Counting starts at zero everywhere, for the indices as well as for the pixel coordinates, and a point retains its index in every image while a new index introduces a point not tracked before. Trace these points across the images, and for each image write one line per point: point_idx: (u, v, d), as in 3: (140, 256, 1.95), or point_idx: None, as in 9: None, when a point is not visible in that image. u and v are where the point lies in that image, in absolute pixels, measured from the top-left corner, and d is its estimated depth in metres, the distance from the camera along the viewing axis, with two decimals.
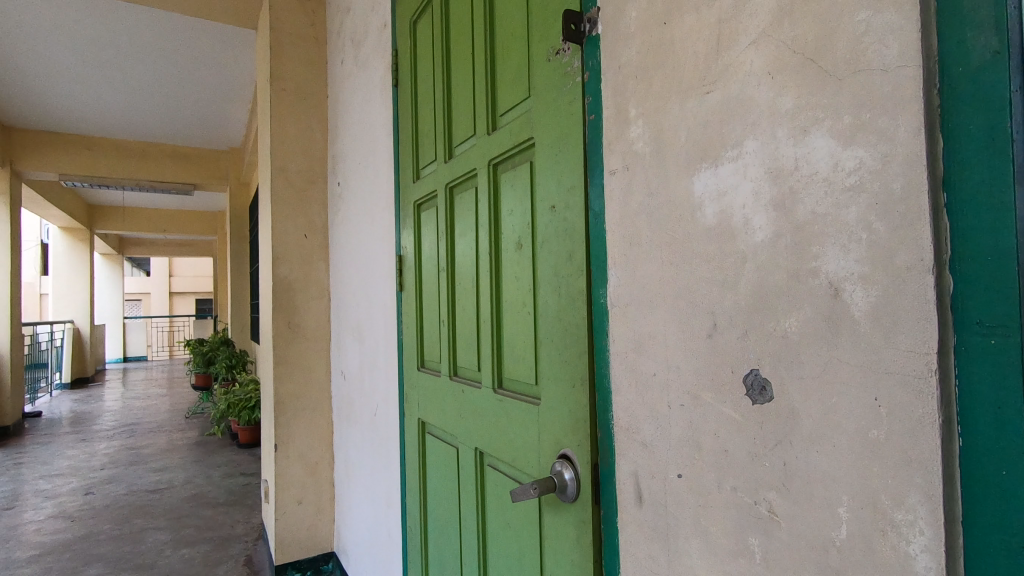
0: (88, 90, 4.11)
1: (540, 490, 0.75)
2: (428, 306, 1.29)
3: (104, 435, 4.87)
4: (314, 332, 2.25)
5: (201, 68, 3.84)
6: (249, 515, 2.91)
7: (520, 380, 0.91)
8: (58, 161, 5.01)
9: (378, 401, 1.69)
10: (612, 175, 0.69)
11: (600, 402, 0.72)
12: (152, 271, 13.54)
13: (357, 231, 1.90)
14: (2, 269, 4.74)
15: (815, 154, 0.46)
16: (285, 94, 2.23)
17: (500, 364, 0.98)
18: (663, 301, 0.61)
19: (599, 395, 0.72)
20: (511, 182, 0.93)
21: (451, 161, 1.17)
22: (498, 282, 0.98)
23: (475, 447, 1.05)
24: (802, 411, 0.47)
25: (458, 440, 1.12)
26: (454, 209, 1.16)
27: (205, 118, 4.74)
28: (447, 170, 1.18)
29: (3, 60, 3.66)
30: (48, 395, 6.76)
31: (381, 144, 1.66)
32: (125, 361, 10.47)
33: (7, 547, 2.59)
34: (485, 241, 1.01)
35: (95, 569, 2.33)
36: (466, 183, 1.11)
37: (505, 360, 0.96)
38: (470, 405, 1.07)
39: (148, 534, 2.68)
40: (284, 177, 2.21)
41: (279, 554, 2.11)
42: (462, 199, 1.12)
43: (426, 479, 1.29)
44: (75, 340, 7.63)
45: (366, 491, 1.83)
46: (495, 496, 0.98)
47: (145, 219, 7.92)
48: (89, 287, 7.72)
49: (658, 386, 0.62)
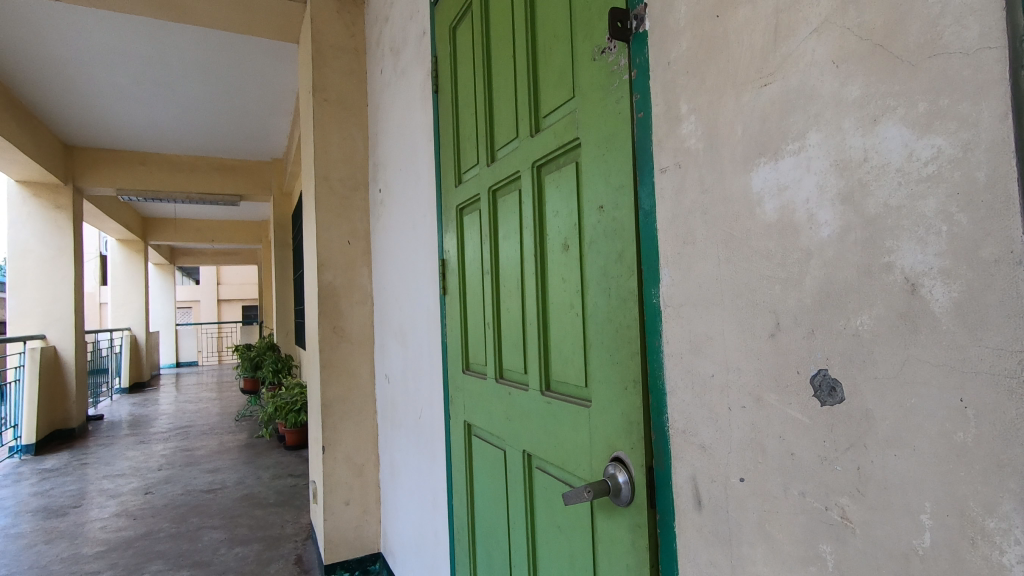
0: (142, 109, 4.32)
1: (593, 493, 0.74)
2: (472, 308, 1.30)
3: (161, 438, 5.10)
4: (358, 336, 2.30)
5: (244, 82, 3.98)
6: (299, 515, 2.98)
7: (569, 381, 0.90)
8: (117, 177, 5.29)
9: (423, 403, 1.71)
10: (663, 173, 0.68)
11: (654, 404, 0.70)
12: (202, 279, 14.15)
13: (399, 236, 1.94)
14: (67, 280, 5.02)
15: (886, 144, 0.44)
16: (327, 104, 2.29)
17: (547, 366, 0.98)
18: (720, 300, 0.60)
19: (652, 396, 0.71)
20: (557, 182, 0.92)
21: (493, 164, 1.17)
22: (545, 284, 0.97)
23: (524, 450, 1.04)
24: (877, 414, 0.45)
25: (506, 442, 1.12)
26: (497, 212, 1.17)
27: (249, 131, 4.91)
28: (490, 174, 1.19)
29: (65, 83, 3.88)
30: (110, 398, 7.13)
31: (422, 149, 1.68)
32: (178, 366, 10.94)
33: (75, 543, 2.73)
34: (530, 242, 1.01)
35: (157, 565, 2.44)
36: (509, 185, 1.11)
37: (553, 362, 0.96)
38: (517, 408, 1.07)
39: (204, 533, 2.78)
40: (328, 185, 2.27)
41: (328, 553, 2.16)
42: (505, 201, 1.12)
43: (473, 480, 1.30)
44: (133, 347, 8.01)
45: (411, 492, 1.85)
46: (545, 499, 0.97)
47: (195, 230, 8.27)
48: (144, 295, 8.10)
49: (717, 387, 0.61)
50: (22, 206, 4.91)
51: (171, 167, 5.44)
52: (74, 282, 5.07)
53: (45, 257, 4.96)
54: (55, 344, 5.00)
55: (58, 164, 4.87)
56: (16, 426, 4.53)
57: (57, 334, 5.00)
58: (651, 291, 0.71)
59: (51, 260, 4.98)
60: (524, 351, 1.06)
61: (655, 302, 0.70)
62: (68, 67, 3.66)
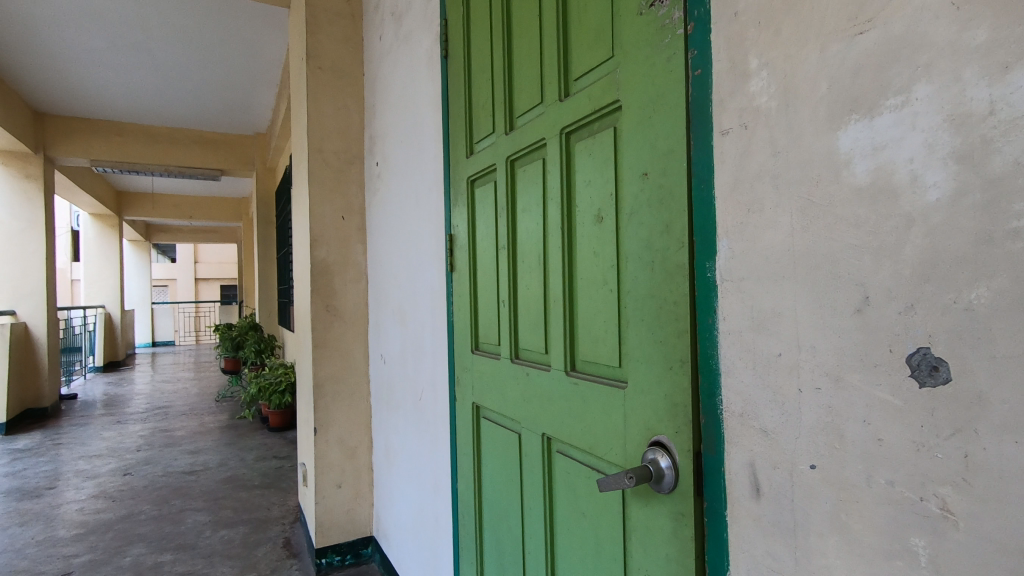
0: (118, 74, 4.12)
1: (635, 480, 0.69)
2: (486, 285, 1.23)
3: (138, 418, 4.96)
4: (352, 315, 2.22)
5: (229, 49, 3.81)
6: (285, 498, 2.92)
7: (600, 361, 0.85)
8: (90, 147, 5.06)
9: (424, 384, 1.65)
10: (724, 135, 0.63)
11: (705, 386, 0.66)
12: (179, 258, 13.81)
13: (398, 212, 1.87)
14: (37, 254, 4.82)
15: (1019, 95, 0.39)
16: (321, 72, 2.18)
17: (573, 345, 0.92)
18: (793, 272, 0.55)
19: (702, 377, 0.66)
20: (590, 151, 0.87)
21: (513, 132, 1.11)
22: (573, 259, 0.92)
23: (543, 433, 1.00)
24: (994, 396, 0.40)
25: (521, 425, 1.08)
26: (517, 184, 1.10)
27: (232, 102, 4.73)
28: (508, 142, 1.12)
29: (35, 44, 3.67)
30: (82, 378, 6.91)
31: (427, 118, 1.60)
32: (154, 346, 10.69)
33: (51, 525, 2.63)
34: (556, 214, 0.95)
35: (138, 548, 2.36)
36: (532, 155, 1.04)
37: (579, 340, 0.91)
38: (536, 389, 1.02)
39: (187, 515, 2.70)
40: (322, 158, 2.18)
41: (319, 537, 2.11)
42: (525, 171, 1.06)
43: (483, 463, 1.25)
44: (107, 325, 7.78)
45: (409, 475, 1.80)
46: (567, 483, 0.93)
47: (173, 205, 8.02)
48: (119, 272, 7.86)
49: (784, 367, 0.56)
50: None
51: (149, 138, 5.22)
52: (45, 256, 4.87)
53: (15, 230, 4.75)
54: (26, 320, 4.82)
55: (27, 132, 4.64)
56: None
57: (27, 310, 4.82)
58: (704, 262, 0.66)
59: (22, 232, 4.78)
60: (545, 330, 1.01)
61: (710, 277, 0.65)
62: (40, 27, 3.45)
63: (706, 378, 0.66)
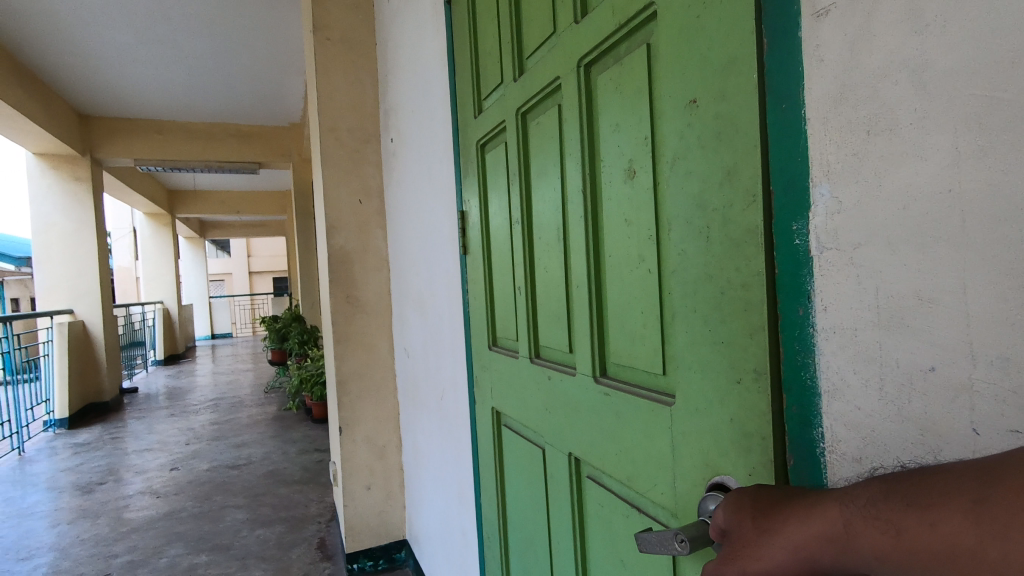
0: (150, 71, 4.11)
1: (693, 544, 0.47)
2: (501, 268, 1.03)
3: (192, 410, 5.08)
4: (375, 306, 2.07)
5: (252, 37, 3.72)
6: (323, 494, 2.85)
7: (637, 366, 0.64)
8: (133, 146, 5.15)
9: (446, 382, 1.47)
10: (820, 19, 0.41)
11: (794, 409, 0.44)
12: (234, 252, 14.29)
13: (413, 191, 1.69)
14: (90, 253, 4.96)
15: None
16: (331, 44, 2.01)
17: (603, 343, 0.71)
18: (959, 228, 0.32)
19: (790, 398, 0.44)
20: (615, 83, 0.64)
21: (523, 78, 0.89)
22: (599, 231, 0.70)
23: (569, 453, 0.79)
24: None
25: (545, 439, 0.88)
26: (530, 142, 0.89)
27: (263, 92, 4.67)
28: (519, 91, 0.91)
29: (68, 46, 3.68)
30: (145, 371, 7.21)
31: (436, 79, 1.40)
32: (213, 338, 11.11)
33: (98, 523, 2.65)
34: (576, 174, 0.74)
35: (176, 548, 2.32)
36: (545, 102, 0.83)
37: (611, 337, 0.69)
38: (560, 397, 0.81)
39: (226, 513, 2.67)
40: (335, 138, 2.02)
41: (350, 541, 2.00)
42: (539, 123, 0.85)
43: (506, 478, 1.06)
44: (166, 320, 8.08)
45: (436, 480, 1.64)
46: (601, 521, 0.73)
47: (221, 201, 8.20)
48: (174, 269, 8.12)
49: (939, 389, 0.34)
50: (42, 178, 4.83)
51: (188, 135, 5.27)
52: (98, 255, 5.01)
53: (69, 231, 4.90)
54: (84, 318, 4.99)
55: (72, 135, 4.74)
56: (48, 401, 4.54)
57: (84, 308, 4.99)
58: (790, 223, 0.43)
59: (75, 233, 4.92)
60: (568, 323, 0.80)
61: (800, 248, 0.43)
62: (69, 28, 3.45)
63: (795, 398, 0.44)
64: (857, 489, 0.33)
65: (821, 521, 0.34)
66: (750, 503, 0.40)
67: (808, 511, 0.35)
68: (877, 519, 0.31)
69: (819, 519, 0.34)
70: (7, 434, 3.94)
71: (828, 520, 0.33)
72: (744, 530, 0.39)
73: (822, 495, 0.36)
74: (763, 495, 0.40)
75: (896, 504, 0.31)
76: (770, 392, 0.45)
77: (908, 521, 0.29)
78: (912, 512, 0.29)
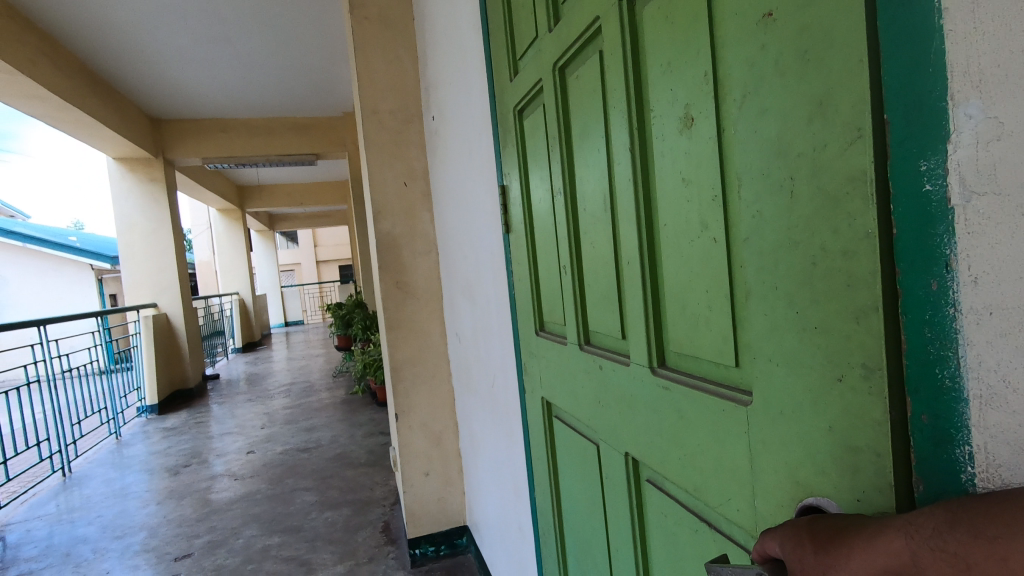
0: (209, 71, 4.23)
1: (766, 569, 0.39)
2: (545, 246, 0.94)
3: (268, 395, 5.34)
4: (425, 291, 2.03)
5: (301, 29, 3.73)
6: (388, 477, 2.89)
7: (704, 356, 0.53)
8: (200, 146, 5.38)
9: (496, 368, 1.40)
10: None
11: (924, 418, 0.33)
12: (302, 243, 14.89)
13: (456, 171, 1.61)
14: (168, 250, 5.26)
15: None
16: (368, 23, 1.95)
17: (661, 328, 0.61)
18: None
19: (918, 403, 0.33)
20: (666, 11, 0.53)
21: (559, 26, 0.78)
22: (651, 195, 0.59)
23: (626, 453, 0.70)
24: None
25: (599, 436, 0.78)
26: (569, 99, 0.78)
27: (314, 83, 4.72)
28: (555, 42, 0.80)
29: (133, 53, 3.84)
30: (226, 358, 7.66)
31: (471, 46, 1.30)
32: (287, 326, 11.67)
33: (182, 504, 2.81)
34: (622, 130, 0.63)
35: (251, 530, 2.42)
36: (585, 50, 0.72)
37: (669, 322, 0.59)
38: (612, 389, 0.72)
39: (297, 496, 2.75)
40: (377, 120, 1.97)
41: (411, 527, 1.99)
42: (579, 77, 0.74)
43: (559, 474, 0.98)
44: (242, 310, 8.54)
45: (492, 470, 1.59)
46: (664, 534, 0.63)
47: (285, 194, 8.51)
48: (246, 261, 8.54)
49: None
50: (122, 181, 5.14)
51: (249, 131, 5.44)
52: (175, 252, 5.31)
53: (148, 230, 5.21)
54: (167, 311, 5.32)
55: (145, 138, 5.00)
56: (140, 388, 4.88)
57: (166, 302, 5.31)
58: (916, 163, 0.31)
59: (154, 232, 5.23)
60: (619, 305, 0.69)
61: (935, 205, 0.31)
62: (132, 35, 3.58)
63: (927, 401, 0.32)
64: (924, 517, 0.28)
65: (883, 555, 0.30)
66: (806, 534, 0.36)
67: (865, 545, 0.31)
68: (943, 554, 0.26)
69: (883, 549, 0.30)
70: (106, 420, 4.27)
71: (889, 555, 0.29)
72: (800, 555, 0.35)
73: (882, 523, 0.31)
74: (820, 525, 0.36)
75: (964, 534, 0.26)
76: (891, 395, 0.34)
77: (975, 556, 0.25)
78: (977, 542, 0.25)
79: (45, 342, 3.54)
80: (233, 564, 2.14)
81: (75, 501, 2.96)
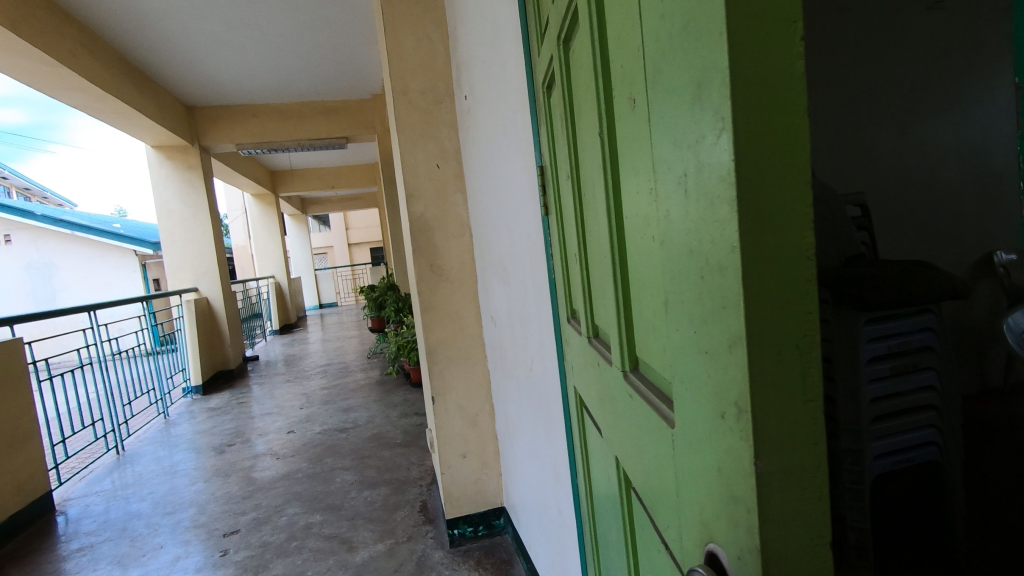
0: (240, 57, 4.25)
1: None
2: (567, 238, 0.91)
3: (305, 376, 5.48)
4: (458, 273, 2.02)
5: (331, 12, 3.70)
6: (423, 457, 2.93)
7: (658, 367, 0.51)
8: (234, 132, 5.45)
9: (534, 352, 1.38)
10: None
11: None
12: (334, 226, 15.12)
13: (488, 151, 1.57)
14: (207, 235, 5.38)
15: None
16: (397, 1, 1.91)
17: (633, 333, 0.61)
18: None
19: None
20: None
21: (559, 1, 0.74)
22: (619, 185, 0.56)
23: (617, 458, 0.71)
24: None
25: (604, 432, 0.77)
26: (571, 77, 0.74)
27: (343, 66, 4.71)
28: (558, 17, 0.76)
29: (168, 41, 3.89)
30: (264, 340, 7.87)
31: (504, 20, 1.26)
32: (321, 308, 11.91)
33: (228, 482, 2.91)
34: (597, 112, 0.59)
35: (294, 508, 2.49)
36: (574, 24, 0.68)
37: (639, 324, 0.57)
38: (609, 388, 0.70)
39: (336, 475, 2.82)
40: (408, 101, 1.93)
41: (449, 508, 2.01)
42: (573, 54, 0.70)
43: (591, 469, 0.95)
44: (279, 293, 8.73)
45: (530, 454, 1.57)
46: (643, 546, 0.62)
47: (317, 178, 8.61)
48: (281, 245, 8.70)
49: None
50: (161, 168, 5.27)
51: (280, 116, 5.49)
52: (213, 237, 5.43)
53: (187, 216, 5.33)
54: (207, 295, 5.47)
55: (181, 126, 5.09)
56: (184, 370, 5.06)
57: (207, 286, 5.45)
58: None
59: (192, 218, 5.35)
60: (609, 297, 0.67)
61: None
62: (167, 24, 3.61)
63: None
64: None
65: None
66: None
67: None
68: None
69: None
70: (154, 400, 4.44)
71: None
72: None
73: None
74: None
75: None
76: (757, 439, 0.31)
77: None
78: None
79: (95, 326, 3.67)
80: (277, 541, 2.20)
81: (129, 477, 3.10)
